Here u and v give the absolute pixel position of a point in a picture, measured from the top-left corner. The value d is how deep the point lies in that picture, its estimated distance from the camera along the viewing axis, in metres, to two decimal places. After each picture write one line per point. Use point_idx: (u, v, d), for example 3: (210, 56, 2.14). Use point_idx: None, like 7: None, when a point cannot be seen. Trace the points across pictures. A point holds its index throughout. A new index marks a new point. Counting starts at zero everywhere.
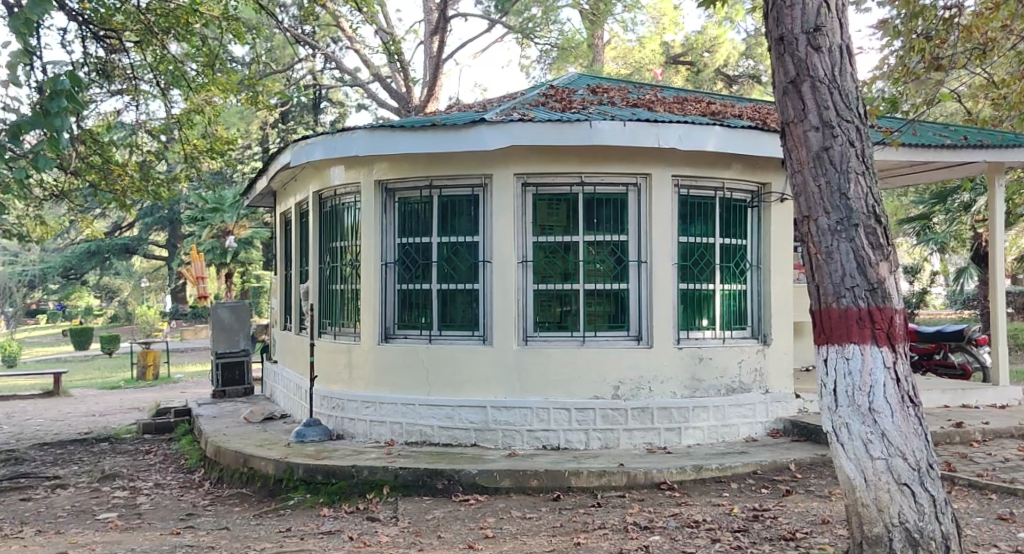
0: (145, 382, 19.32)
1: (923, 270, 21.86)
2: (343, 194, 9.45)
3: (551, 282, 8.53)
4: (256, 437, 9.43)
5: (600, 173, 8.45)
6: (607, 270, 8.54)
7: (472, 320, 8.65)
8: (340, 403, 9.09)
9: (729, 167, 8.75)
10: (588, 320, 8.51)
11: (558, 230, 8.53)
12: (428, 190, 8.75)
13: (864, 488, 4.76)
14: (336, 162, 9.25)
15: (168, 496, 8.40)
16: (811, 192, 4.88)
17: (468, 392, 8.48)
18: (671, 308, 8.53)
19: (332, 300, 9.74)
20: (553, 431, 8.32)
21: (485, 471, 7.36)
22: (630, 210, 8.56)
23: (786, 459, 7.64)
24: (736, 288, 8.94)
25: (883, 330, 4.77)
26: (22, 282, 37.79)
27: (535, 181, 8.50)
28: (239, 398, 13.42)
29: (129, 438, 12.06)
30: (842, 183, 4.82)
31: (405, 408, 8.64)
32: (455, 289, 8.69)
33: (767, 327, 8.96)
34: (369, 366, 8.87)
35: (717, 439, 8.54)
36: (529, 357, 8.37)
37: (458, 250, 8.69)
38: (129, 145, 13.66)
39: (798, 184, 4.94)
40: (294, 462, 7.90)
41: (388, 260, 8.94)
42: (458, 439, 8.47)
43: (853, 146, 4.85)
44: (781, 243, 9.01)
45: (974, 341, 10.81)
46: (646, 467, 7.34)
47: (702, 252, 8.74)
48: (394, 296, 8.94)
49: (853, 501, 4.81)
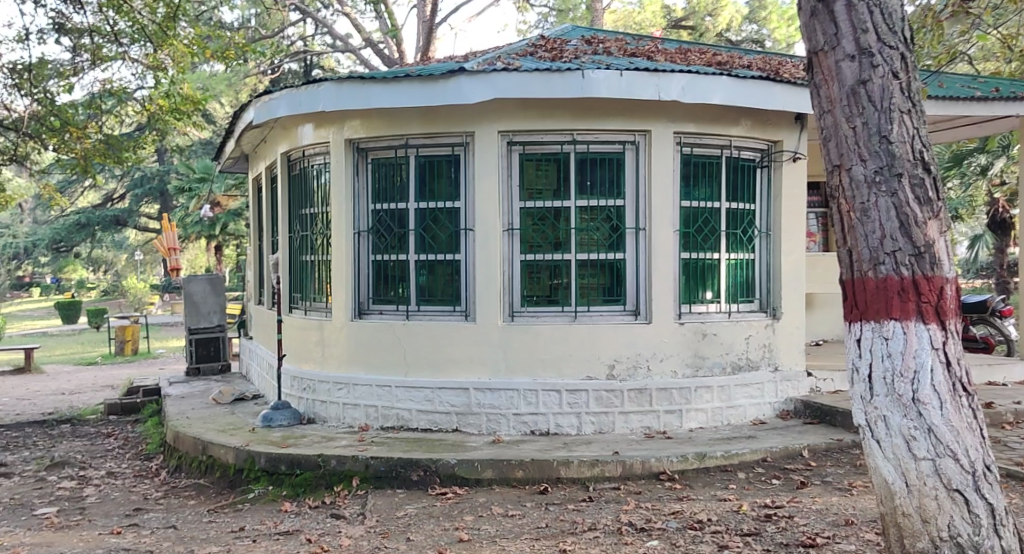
0: (123, 357, 18.62)
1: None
2: (312, 154, 8.61)
3: (539, 252, 7.74)
4: (220, 421, 8.70)
5: (594, 130, 7.62)
6: (601, 239, 7.74)
7: (453, 294, 7.87)
8: (311, 383, 8.34)
9: (737, 124, 7.91)
10: (580, 293, 7.73)
11: (547, 195, 7.73)
12: (404, 149, 7.92)
13: (905, 495, 4.05)
14: (306, 119, 8.41)
15: (120, 488, 7.71)
16: (843, 135, 4.11)
17: (450, 372, 7.72)
18: (672, 279, 7.75)
19: (303, 272, 8.95)
20: (541, 415, 7.57)
21: (466, 461, 6.61)
22: (627, 172, 7.76)
23: (799, 445, 6.89)
24: (743, 258, 8.14)
25: (931, 304, 4.02)
26: (8, 256, 37.01)
27: (521, 139, 7.68)
28: (214, 376, 12.69)
29: (93, 420, 11.34)
30: (882, 124, 4.04)
31: (380, 390, 7.88)
32: (434, 260, 7.90)
33: (777, 299, 8.18)
34: (341, 343, 8.10)
35: (721, 422, 7.79)
36: (516, 334, 7.59)
37: (437, 217, 7.89)
38: (92, 106, 12.88)
39: (827, 126, 4.17)
40: (256, 451, 7.18)
41: (361, 227, 8.15)
42: (439, 424, 7.71)
43: (896, 78, 4.06)
44: (793, 207, 8.18)
45: (998, 313, 10.03)
46: (643, 456, 6.58)
47: (706, 218, 7.93)
48: (368, 267, 8.14)
49: (892, 509, 4.11)
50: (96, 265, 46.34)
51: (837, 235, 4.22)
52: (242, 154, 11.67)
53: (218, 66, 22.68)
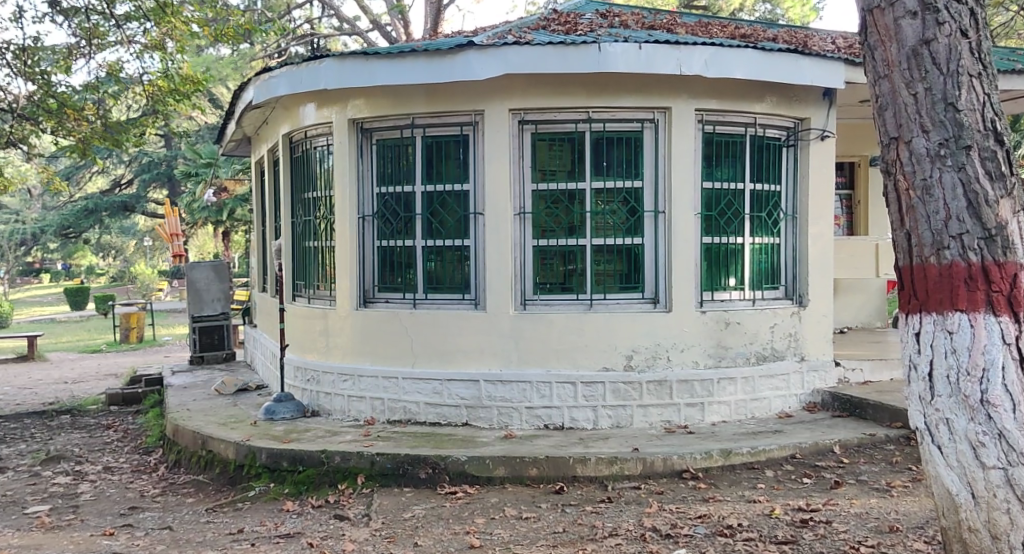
0: (128, 345, 18.31)
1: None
2: (314, 135, 8.22)
3: (553, 237, 7.35)
4: (221, 413, 8.36)
5: (610, 107, 7.21)
6: (617, 223, 7.33)
7: (463, 282, 7.49)
8: (315, 375, 7.99)
9: (762, 101, 7.48)
10: (596, 280, 7.34)
11: (561, 176, 7.32)
12: (410, 130, 7.53)
13: (972, 508, 3.81)
14: (309, 98, 8.01)
15: (116, 485, 7.39)
16: (903, 104, 3.85)
17: (460, 364, 7.35)
18: (693, 265, 7.35)
19: (306, 259, 8.58)
20: (555, 408, 7.20)
21: (477, 458, 6.25)
22: (646, 151, 7.34)
23: (829, 440, 6.50)
24: (768, 242, 7.73)
25: (1003, 294, 3.77)
26: (15, 242, 36.79)
27: (533, 118, 7.28)
28: (219, 365, 12.38)
29: (93, 411, 11.02)
30: (949, 89, 3.78)
31: (386, 382, 7.52)
32: (441, 246, 7.52)
33: (804, 286, 7.77)
34: (347, 333, 7.75)
35: (745, 415, 7.40)
36: (528, 323, 7.22)
37: (445, 201, 7.50)
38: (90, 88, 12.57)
39: (885, 92, 3.92)
40: (257, 446, 6.85)
41: (366, 212, 7.78)
42: (448, 417, 7.35)
43: (964, 37, 3.80)
44: (821, 189, 7.75)
45: None
46: (665, 453, 6.21)
47: (730, 200, 7.51)
48: (374, 253, 7.77)
49: (956, 523, 3.88)
50: (105, 251, 46.11)
51: (895, 217, 3.97)
52: (245, 138, 11.33)
53: (224, 49, 22.28)
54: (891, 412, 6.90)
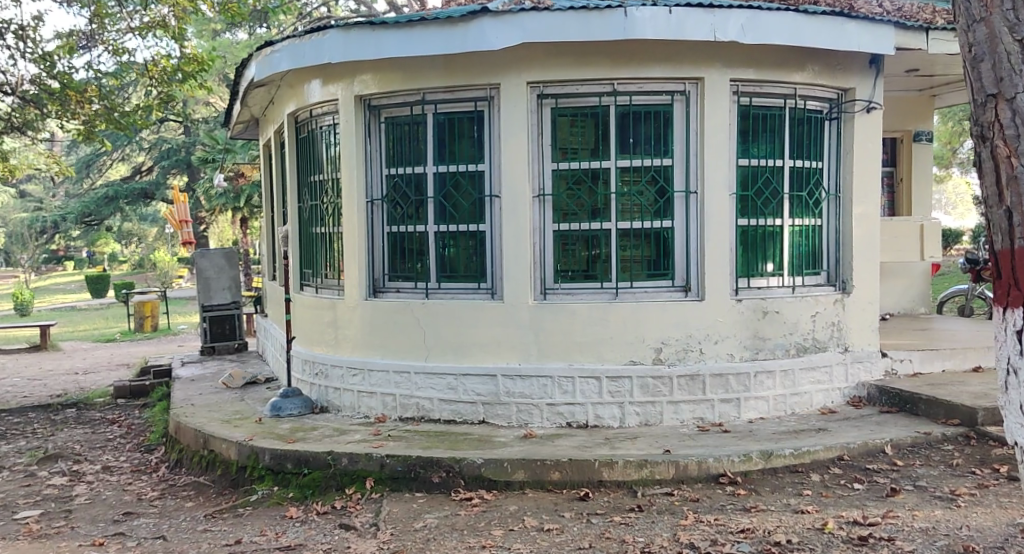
0: (143, 334, 17.96)
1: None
2: (321, 113, 7.71)
3: (574, 221, 6.80)
4: (226, 409, 7.90)
5: (637, 79, 6.65)
6: (645, 205, 6.77)
7: (478, 269, 6.98)
8: (323, 369, 7.52)
9: (802, 70, 6.88)
10: (621, 267, 6.80)
11: (584, 154, 6.77)
12: (420, 106, 7.01)
13: None
14: (314, 73, 7.50)
15: (114, 486, 6.93)
16: (1004, 61, 3.69)
17: (476, 357, 6.85)
18: (728, 250, 6.80)
19: (313, 246, 8.11)
20: (578, 405, 6.69)
21: (494, 461, 5.75)
22: (676, 126, 6.77)
23: (880, 440, 5.94)
24: (809, 223, 7.15)
25: None
26: (36, 230, 36.72)
27: (554, 91, 6.73)
28: (230, 356, 11.96)
29: (99, 404, 10.58)
30: None
31: (398, 378, 7.04)
32: (456, 231, 7.00)
33: (847, 271, 7.20)
34: (356, 325, 7.27)
35: (785, 411, 6.85)
36: (549, 314, 6.71)
37: (458, 182, 6.98)
38: (93, 68, 12.23)
39: (982, 51, 3.74)
40: (260, 446, 6.38)
41: (374, 196, 7.27)
42: (463, 415, 6.86)
43: None
44: (866, 166, 7.15)
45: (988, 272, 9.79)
46: (700, 456, 5.68)
47: (767, 178, 6.94)
48: (384, 240, 7.27)
49: None
50: (126, 239, 46.02)
51: (991, 192, 3.76)
52: (253, 119, 10.86)
53: (239, 32, 21.85)
54: (947, 408, 6.32)
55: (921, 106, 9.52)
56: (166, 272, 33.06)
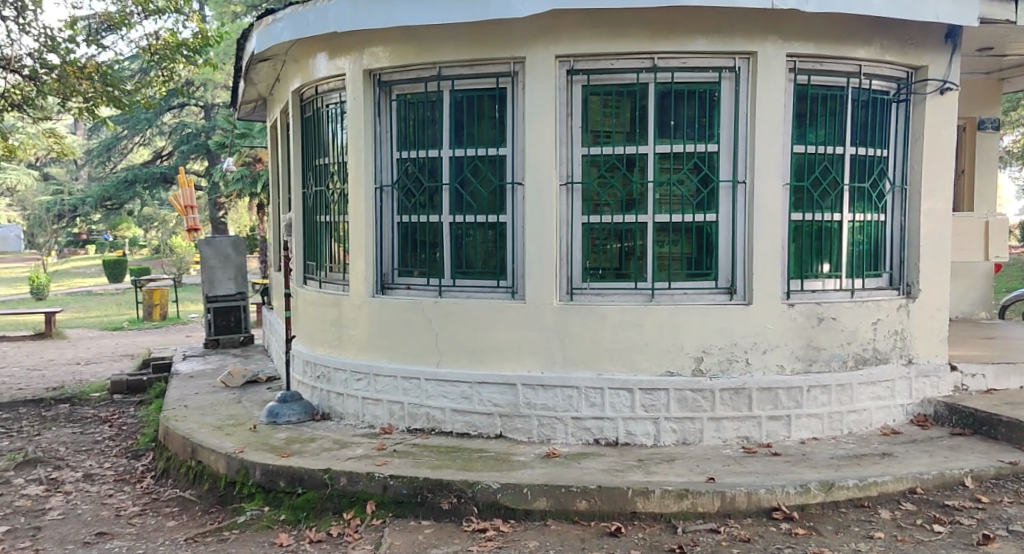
0: (151, 323, 17.37)
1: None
2: (327, 91, 6.99)
3: (606, 213, 6.04)
4: (219, 411, 7.19)
5: (680, 53, 5.87)
6: (686, 196, 6.00)
7: (497, 266, 6.24)
8: (325, 371, 6.81)
9: (868, 45, 6.08)
10: (658, 266, 6.03)
11: (618, 138, 6.01)
12: (436, 82, 6.27)
13: None
14: (320, 46, 6.76)
15: (92, 498, 6.05)
16: None
17: (493, 364, 6.13)
18: (780, 249, 6.03)
19: (317, 235, 7.40)
20: (607, 420, 5.95)
21: (511, 487, 5.02)
22: (723, 107, 5.99)
23: (958, 470, 5.21)
24: (871, 219, 6.36)
25: None
26: (54, 214, 36.36)
27: (585, 66, 5.97)
28: (235, 350, 11.31)
29: (94, 399, 9.83)
30: None
31: (406, 384, 6.33)
32: (473, 223, 6.26)
33: (913, 273, 6.41)
34: (362, 325, 6.56)
35: (841, 431, 6.07)
36: (577, 318, 5.97)
37: (477, 167, 6.24)
38: (97, 43, 11.66)
39: None
40: (250, 460, 5.56)
41: (384, 181, 6.55)
42: (477, 427, 6.13)
43: None
44: (935, 155, 6.36)
45: None
46: (750, 486, 4.94)
47: (825, 167, 6.16)
48: (393, 231, 6.55)
49: None
50: (146, 224, 45.65)
51: None
52: (262, 99, 10.20)
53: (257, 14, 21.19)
54: None
55: (986, 91, 8.70)
56: (182, 258, 32.54)
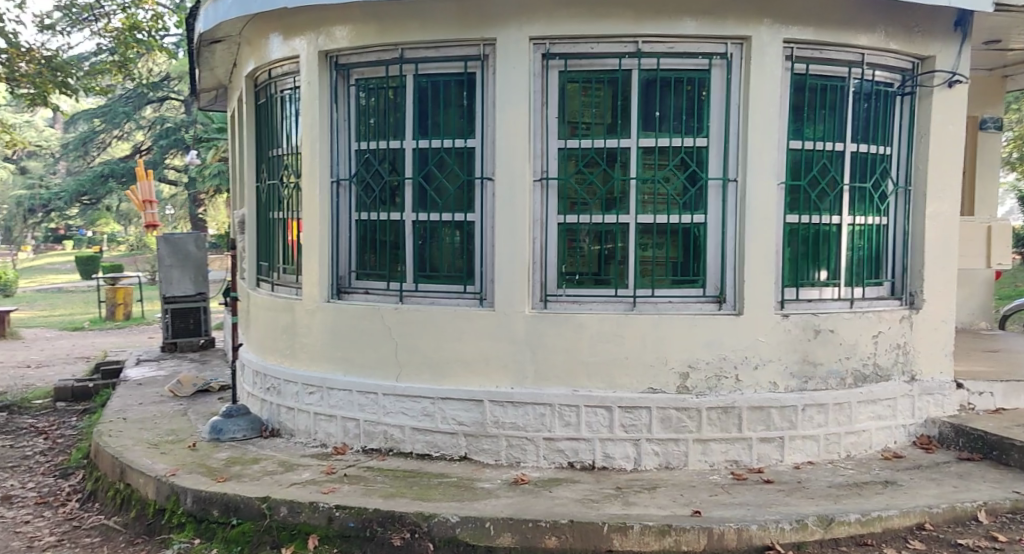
0: (114, 323, 16.65)
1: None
2: (280, 75, 6.38)
3: (584, 213, 5.48)
4: (160, 423, 6.56)
5: (667, 36, 5.32)
6: (672, 195, 5.44)
7: (465, 269, 5.66)
8: (274, 383, 6.21)
9: (871, 32, 5.55)
10: (641, 271, 5.48)
11: (598, 130, 5.46)
12: (398, 66, 5.68)
13: None
14: (274, 25, 6.16)
15: (4, 526, 5.41)
16: None
17: (458, 378, 5.55)
18: (773, 254, 5.49)
19: (270, 233, 6.79)
20: (583, 441, 5.38)
21: (472, 521, 4.44)
22: (714, 97, 5.44)
23: (971, 503, 4.69)
24: (873, 223, 5.83)
25: None
26: (25, 210, 35.44)
27: (562, 50, 5.40)
28: (192, 354, 10.66)
29: (36, 407, 9.16)
30: None
31: (362, 399, 5.73)
32: (437, 222, 5.68)
33: (916, 280, 5.89)
34: (314, 332, 5.96)
35: (839, 454, 5.53)
36: (551, 328, 5.41)
37: (443, 160, 5.65)
38: (49, 27, 10.98)
39: None
40: (181, 485, 4.95)
41: (341, 175, 5.95)
42: (440, 447, 5.56)
43: None
44: (942, 154, 5.83)
45: None
46: (740, 522, 4.39)
47: (824, 165, 5.62)
48: (350, 229, 5.96)
49: None
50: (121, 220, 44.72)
51: None
52: (221, 88, 9.57)
53: None
54: None
55: (990, 89, 8.22)
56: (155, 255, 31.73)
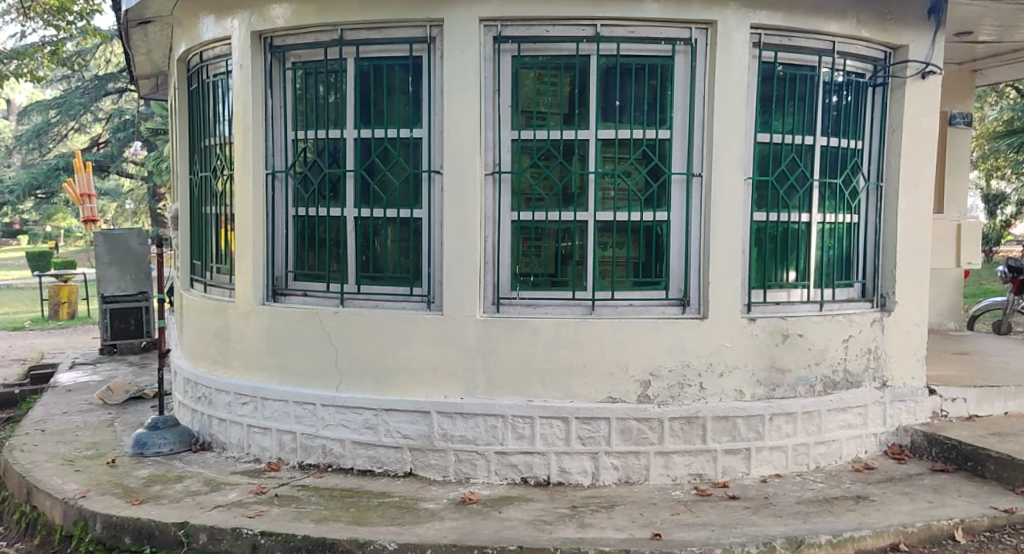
0: (56, 322, 15.96)
1: (1009, 202, 18.56)
2: (213, 58, 5.92)
3: (540, 210, 5.09)
4: (81, 435, 6.07)
5: (627, 19, 4.95)
6: (633, 191, 5.08)
7: (411, 270, 5.25)
8: (206, 392, 5.75)
9: (842, 17, 5.23)
10: (600, 272, 5.12)
11: (554, 121, 5.07)
12: (338, 48, 5.25)
13: None
14: (205, 4, 5.70)
15: None
16: None
17: (403, 388, 5.14)
18: (740, 254, 5.15)
19: (203, 229, 6.32)
20: (536, 455, 5.01)
21: (411, 547, 4.05)
22: (677, 85, 5.09)
23: (948, 521, 4.39)
24: (843, 221, 5.52)
25: None
26: None
27: (515, 33, 5.01)
28: (131, 356, 10.12)
29: None
30: None
31: (299, 410, 5.30)
32: (380, 218, 5.25)
33: (888, 282, 5.59)
34: (248, 337, 5.51)
35: (807, 466, 5.23)
36: (503, 333, 5.02)
37: (386, 151, 5.23)
38: None
39: None
40: (90, 509, 4.49)
41: (277, 167, 5.52)
42: (383, 462, 5.15)
43: None
44: (916, 149, 5.53)
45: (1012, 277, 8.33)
46: (702, 546, 4.05)
47: (793, 159, 5.30)
48: (288, 226, 5.52)
49: None
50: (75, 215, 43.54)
51: None
52: (160, 76, 9.04)
53: None
54: None
55: (959, 83, 7.99)
56: None
